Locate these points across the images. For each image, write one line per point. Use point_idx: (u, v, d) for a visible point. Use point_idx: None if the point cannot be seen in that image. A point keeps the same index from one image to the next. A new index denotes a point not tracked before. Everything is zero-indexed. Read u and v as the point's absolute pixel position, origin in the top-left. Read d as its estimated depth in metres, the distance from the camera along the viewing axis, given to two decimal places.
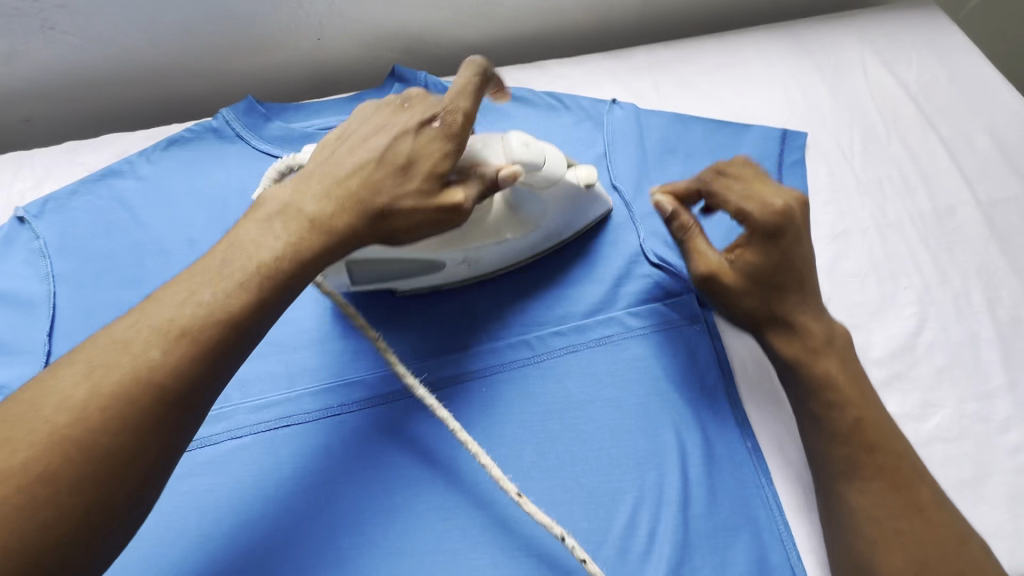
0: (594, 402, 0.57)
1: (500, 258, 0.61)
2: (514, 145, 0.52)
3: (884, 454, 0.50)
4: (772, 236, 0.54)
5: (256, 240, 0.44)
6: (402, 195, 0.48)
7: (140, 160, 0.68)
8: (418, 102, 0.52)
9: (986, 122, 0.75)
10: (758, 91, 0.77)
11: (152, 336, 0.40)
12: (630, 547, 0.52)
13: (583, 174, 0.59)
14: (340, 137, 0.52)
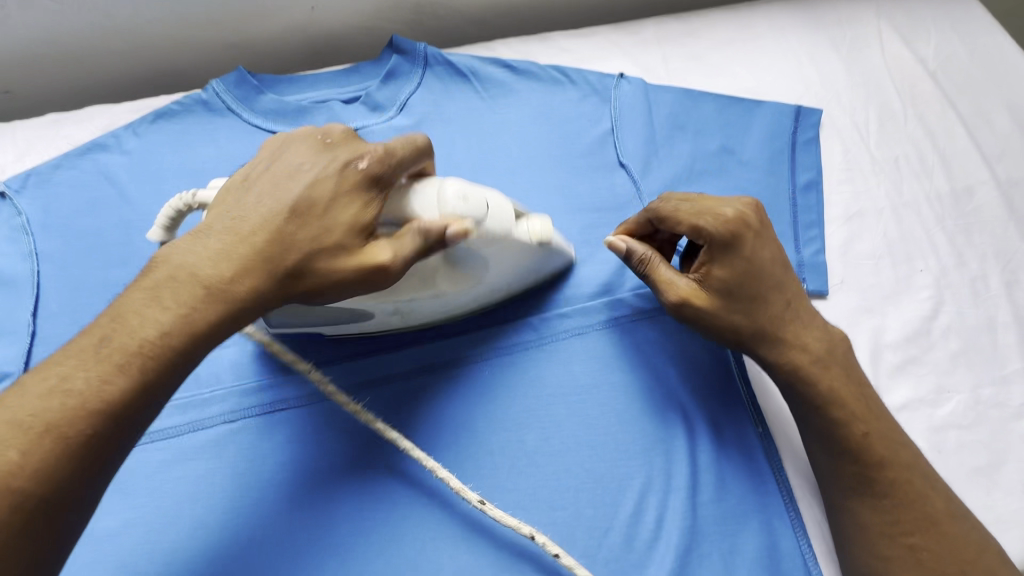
0: (599, 387, 0.56)
1: (436, 310, 0.53)
2: (448, 195, 0.44)
3: (894, 469, 0.49)
4: (732, 249, 0.50)
5: (139, 312, 0.39)
6: (314, 253, 0.42)
7: (126, 133, 0.65)
8: (344, 144, 0.45)
9: (1006, 99, 0.72)
10: (771, 66, 0.74)
11: (8, 428, 0.36)
12: (637, 535, 0.51)
13: (538, 226, 0.50)
14: (245, 178, 0.45)
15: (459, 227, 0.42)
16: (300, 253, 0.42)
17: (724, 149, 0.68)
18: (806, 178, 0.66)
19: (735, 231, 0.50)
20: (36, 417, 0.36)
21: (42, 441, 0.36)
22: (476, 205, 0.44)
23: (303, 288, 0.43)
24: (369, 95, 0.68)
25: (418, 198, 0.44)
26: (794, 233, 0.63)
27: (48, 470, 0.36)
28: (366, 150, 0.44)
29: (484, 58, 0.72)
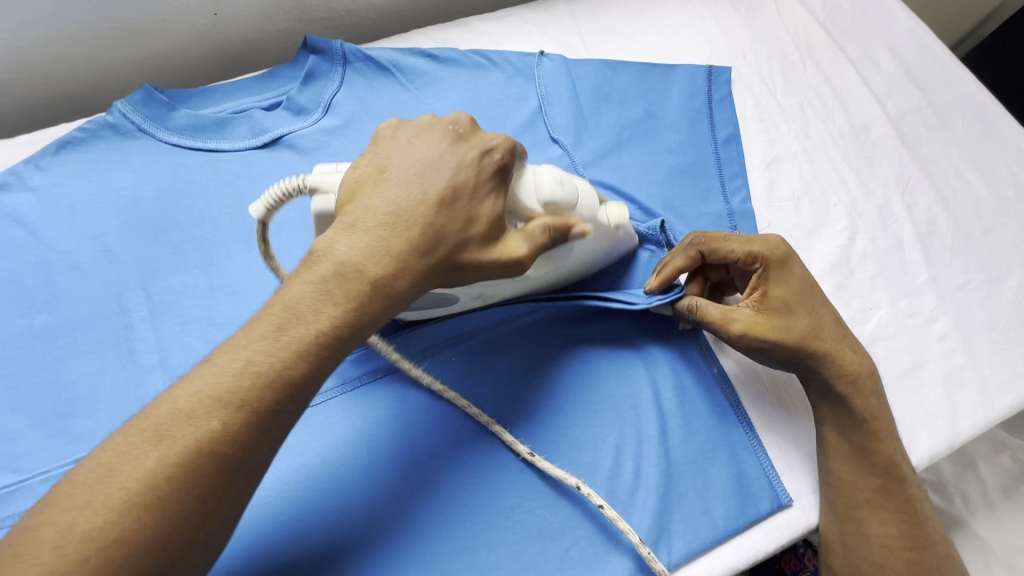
0: (569, 355, 0.58)
1: (518, 291, 0.55)
2: (545, 181, 0.47)
3: (907, 488, 0.52)
4: (784, 270, 0.54)
5: (314, 304, 0.40)
6: (464, 242, 0.44)
7: (27, 168, 0.60)
8: (475, 133, 0.47)
9: (887, 41, 0.79)
10: (680, 30, 0.77)
11: (211, 401, 0.36)
12: (618, 487, 0.53)
13: (615, 212, 0.54)
14: (381, 167, 0.45)
15: (581, 228, 0.47)
16: (452, 243, 0.43)
17: (648, 114, 0.71)
18: (725, 133, 0.71)
19: (786, 259, 0.55)
20: (233, 393, 0.37)
21: (239, 412, 0.37)
22: (570, 189, 0.48)
23: (449, 280, 0.45)
24: (291, 99, 0.66)
25: (520, 181, 0.47)
26: (720, 186, 0.68)
27: (245, 437, 0.37)
28: (497, 141, 0.46)
29: (405, 49, 0.71)
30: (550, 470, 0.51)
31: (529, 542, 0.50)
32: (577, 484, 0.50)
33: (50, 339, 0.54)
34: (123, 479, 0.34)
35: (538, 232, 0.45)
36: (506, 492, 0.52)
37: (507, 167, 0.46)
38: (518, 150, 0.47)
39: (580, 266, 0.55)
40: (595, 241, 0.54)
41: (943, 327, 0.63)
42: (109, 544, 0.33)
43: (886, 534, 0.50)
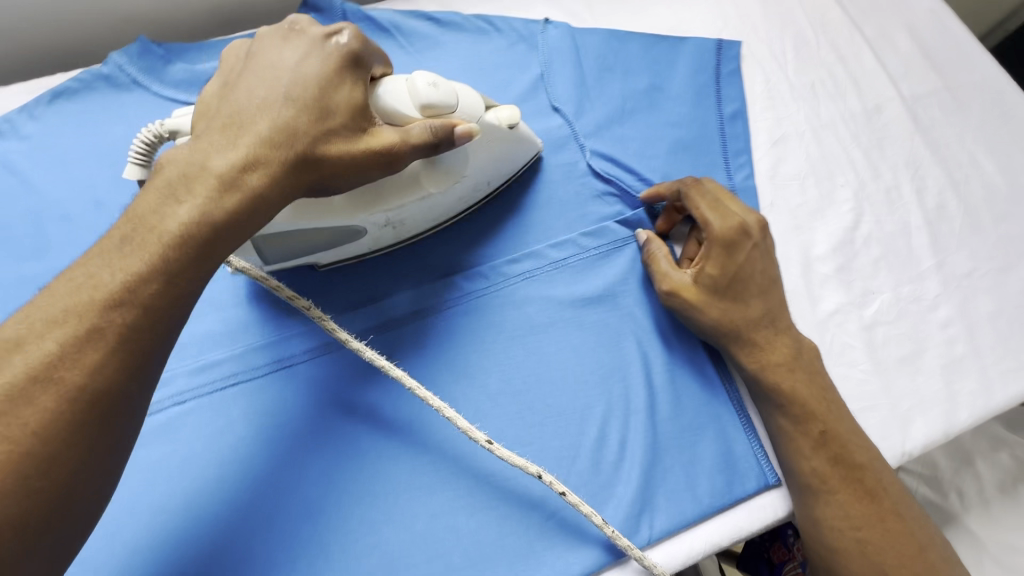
0: (556, 326, 0.57)
1: (432, 214, 0.56)
2: (419, 86, 0.45)
3: (850, 466, 0.50)
4: (728, 250, 0.54)
5: (158, 212, 0.38)
6: (323, 134, 0.41)
7: (21, 117, 0.60)
8: (313, 28, 0.45)
9: (906, 21, 0.76)
10: (692, 3, 0.75)
11: (47, 324, 0.35)
12: (602, 459, 0.53)
13: (505, 114, 0.53)
14: (226, 82, 0.43)
15: (465, 128, 0.45)
16: (308, 138, 0.41)
17: (653, 87, 0.69)
18: (732, 108, 0.69)
19: (734, 242, 0.54)
20: (67, 312, 0.35)
21: (79, 335, 0.35)
22: (445, 91, 0.45)
23: (322, 177, 0.42)
24: None
25: (388, 88, 0.45)
26: (724, 162, 0.66)
27: (94, 362, 0.35)
28: (337, 30, 0.44)
29: (407, 12, 0.70)
30: (506, 456, 0.47)
31: (484, 516, 0.50)
32: (538, 472, 0.47)
33: (36, 286, 0.54)
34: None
35: (412, 129, 0.43)
36: (465, 468, 0.52)
37: (359, 55, 0.44)
38: (359, 38, 0.45)
39: (479, 172, 0.55)
40: (485, 143, 0.53)
41: (946, 314, 0.61)
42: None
43: (834, 517, 0.49)
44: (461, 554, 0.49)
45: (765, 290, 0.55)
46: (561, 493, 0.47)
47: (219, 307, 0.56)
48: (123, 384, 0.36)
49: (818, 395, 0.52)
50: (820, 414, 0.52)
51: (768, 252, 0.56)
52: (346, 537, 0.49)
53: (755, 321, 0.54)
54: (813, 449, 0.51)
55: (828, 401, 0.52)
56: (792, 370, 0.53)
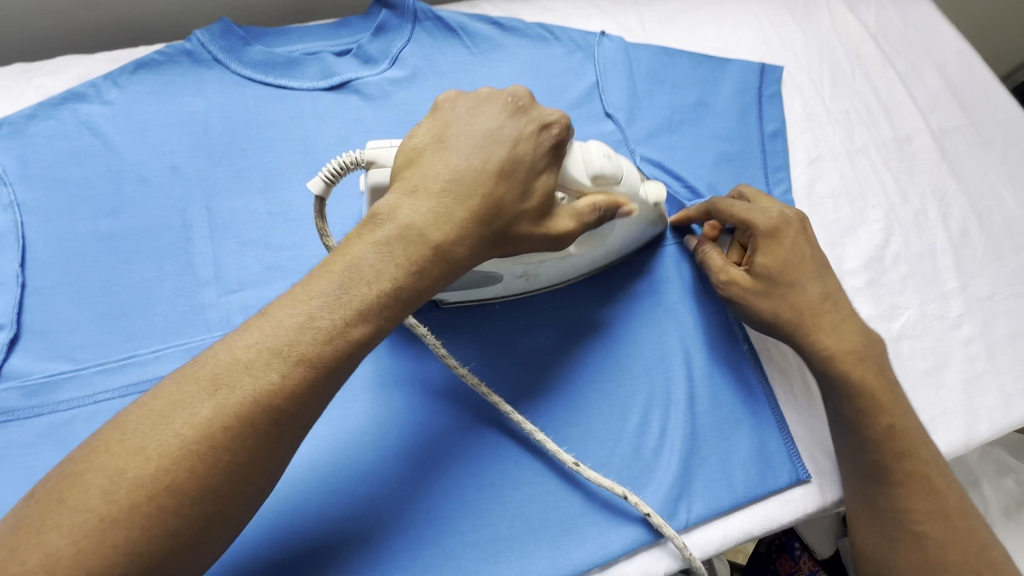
0: (606, 315, 0.60)
1: (559, 274, 0.58)
2: (594, 155, 0.49)
3: (914, 462, 0.52)
4: (773, 244, 0.57)
5: (371, 266, 0.42)
6: (519, 213, 0.46)
7: (106, 83, 0.63)
8: (533, 108, 0.48)
9: (934, 60, 0.82)
10: (737, 28, 0.80)
11: (270, 353, 0.39)
12: (643, 445, 0.55)
13: (652, 191, 0.57)
14: (439, 137, 0.47)
15: (626, 207, 0.51)
16: (507, 216, 0.46)
17: (699, 102, 0.73)
18: (772, 127, 0.73)
19: (779, 227, 0.57)
20: (289, 348, 0.39)
21: (296, 367, 0.39)
22: (617, 166, 0.50)
23: (505, 247, 0.47)
24: (361, 48, 0.68)
25: (568, 154, 0.49)
26: (763, 177, 0.70)
27: (298, 393, 0.39)
28: (555, 117, 0.48)
29: (473, 15, 0.74)
30: (592, 477, 0.51)
31: (531, 489, 0.52)
32: (624, 493, 0.50)
33: (113, 242, 0.57)
34: (170, 442, 0.36)
35: (586, 208, 0.48)
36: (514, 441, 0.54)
37: (564, 145, 0.48)
38: (568, 128, 0.48)
39: (619, 244, 0.58)
40: (635, 222, 0.57)
41: (967, 332, 0.65)
42: (161, 492, 0.35)
43: (893, 512, 0.51)
44: (507, 525, 0.51)
45: (818, 272, 0.57)
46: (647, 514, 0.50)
47: (285, 276, 0.58)
48: (314, 413, 0.41)
49: (884, 386, 0.54)
50: (888, 408, 0.53)
51: (817, 238, 0.59)
52: (397, 502, 0.50)
53: (818, 316, 0.56)
54: (880, 445, 0.52)
55: (893, 394, 0.54)
56: (861, 361, 0.54)
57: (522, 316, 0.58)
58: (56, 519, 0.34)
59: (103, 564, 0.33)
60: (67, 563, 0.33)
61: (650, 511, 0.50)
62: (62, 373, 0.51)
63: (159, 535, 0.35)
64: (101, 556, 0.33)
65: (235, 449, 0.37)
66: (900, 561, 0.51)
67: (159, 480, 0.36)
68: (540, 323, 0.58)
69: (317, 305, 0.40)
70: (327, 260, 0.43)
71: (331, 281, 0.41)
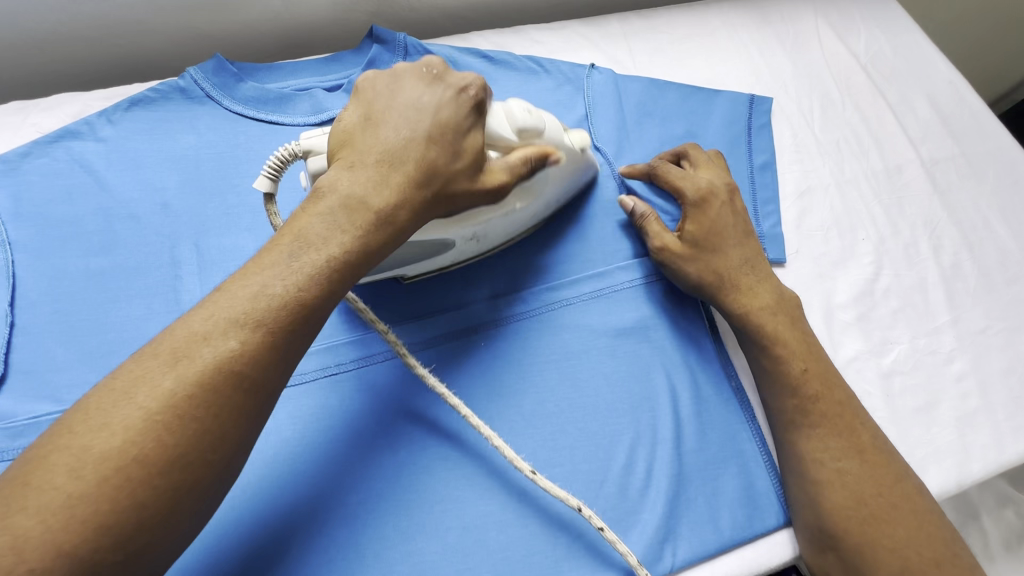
0: (589, 351, 0.59)
1: (508, 230, 0.60)
2: (515, 111, 0.53)
3: (827, 403, 0.55)
4: (699, 209, 0.62)
5: (322, 233, 0.44)
6: (455, 175, 0.49)
7: (100, 121, 0.64)
8: (448, 73, 0.52)
9: (925, 89, 0.82)
10: (727, 59, 0.80)
11: (228, 322, 0.40)
12: (629, 485, 0.55)
13: (578, 138, 0.61)
14: (368, 117, 0.49)
15: (556, 155, 0.55)
16: (442, 177, 0.48)
17: (688, 134, 0.73)
18: (762, 159, 0.73)
19: (705, 197, 0.62)
20: (248, 315, 0.41)
21: (255, 333, 0.40)
22: (539, 120, 0.54)
23: (446, 209, 0.50)
24: (352, 84, 0.69)
25: (490, 114, 0.53)
26: (753, 210, 0.69)
27: (260, 359, 0.41)
28: (469, 80, 0.51)
29: (463, 49, 0.75)
30: (547, 488, 0.49)
31: (515, 530, 0.52)
32: (579, 506, 0.49)
33: (102, 280, 0.57)
34: (138, 414, 0.37)
35: (517, 159, 0.52)
36: (499, 481, 0.54)
37: (484, 103, 0.51)
38: (483, 87, 0.51)
39: (557, 194, 0.62)
40: (568, 168, 0.60)
41: (959, 368, 0.64)
42: (129, 462, 0.36)
43: (846, 493, 0.51)
44: (489, 567, 0.51)
45: (741, 239, 0.62)
46: (600, 529, 0.49)
47: None
48: (280, 379, 0.42)
49: (797, 337, 0.58)
50: (801, 355, 0.57)
51: (741, 209, 0.64)
52: (380, 544, 0.51)
53: (736, 269, 0.60)
54: (802, 407, 0.55)
55: (805, 342, 0.58)
56: (775, 314, 0.58)
57: (503, 355, 0.58)
58: (20, 502, 0.34)
59: (73, 540, 0.33)
60: (35, 544, 0.33)
61: (604, 526, 0.49)
62: (48, 414, 0.51)
63: (129, 506, 0.35)
64: (71, 529, 0.34)
65: (201, 416, 0.38)
66: (834, 501, 0.51)
67: (127, 447, 0.36)
68: (524, 360, 0.58)
69: (271, 274, 0.42)
70: (276, 237, 0.45)
71: (282, 250, 0.43)
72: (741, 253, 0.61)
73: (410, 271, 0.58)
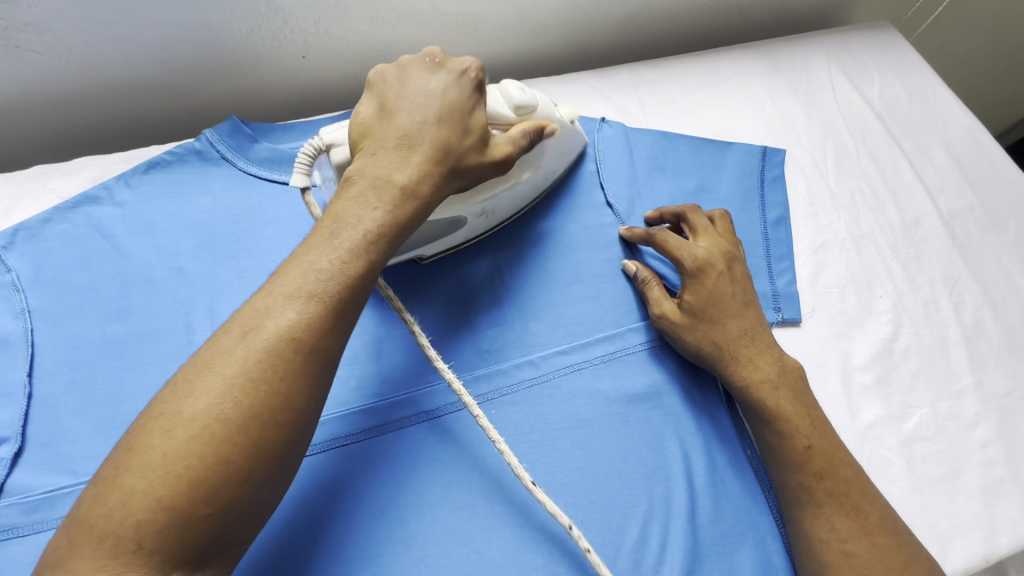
0: (600, 418, 0.59)
1: (513, 205, 0.65)
2: (509, 90, 0.57)
3: (833, 481, 0.53)
4: (696, 279, 0.61)
5: (357, 212, 0.46)
6: (466, 150, 0.51)
7: (118, 185, 0.65)
8: (450, 60, 0.53)
9: (942, 137, 0.80)
10: (739, 109, 0.80)
11: (285, 297, 0.42)
12: (643, 560, 0.54)
13: (567, 114, 0.66)
14: (381, 108, 0.51)
15: (551, 128, 0.59)
16: (456, 153, 0.50)
17: (701, 188, 0.73)
18: (775, 213, 0.72)
19: (702, 268, 0.61)
20: (304, 291, 0.42)
21: (309, 303, 0.42)
22: (531, 96, 0.58)
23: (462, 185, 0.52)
24: None
25: (488, 97, 0.56)
26: (767, 267, 0.69)
27: (322, 325, 0.42)
28: (468, 63, 0.53)
29: None
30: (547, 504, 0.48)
31: None
32: (569, 525, 0.47)
33: (117, 346, 0.58)
34: (214, 385, 0.39)
35: (518, 135, 0.55)
36: (510, 555, 0.53)
37: (483, 83, 0.54)
38: (480, 70, 0.54)
39: (553, 165, 0.67)
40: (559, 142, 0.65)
41: (984, 434, 0.62)
42: (212, 424, 0.37)
43: (853, 574, 0.49)
44: None
45: (741, 309, 0.60)
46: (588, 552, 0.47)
47: None
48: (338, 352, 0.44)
49: (802, 414, 0.56)
50: (802, 430, 0.55)
51: (742, 278, 0.62)
52: None
53: (735, 339, 0.59)
54: (806, 485, 0.53)
55: (811, 420, 0.56)
56: (775, 388, 0.57)
57: (514, 427, 0.58)
58: (127, 464, 0.37)
59: (176, 491, 0.36)
60: (143, 493, 0.35)
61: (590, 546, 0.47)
62: (63, 488, 0.51)
63: (214, 463, 0.37)
64: (168, 485, 0.36)
65: (257, 405, 0.39)
66: None
67: (210, 409, 0.38)
68: (535, 430, 0.58)
69: (318, 253, 0.44)
70: (319, 221, 0.47)
71: (324, 231, 0.45)
72: (741, 324, 0.60)
73: (425, 254, 0.62)
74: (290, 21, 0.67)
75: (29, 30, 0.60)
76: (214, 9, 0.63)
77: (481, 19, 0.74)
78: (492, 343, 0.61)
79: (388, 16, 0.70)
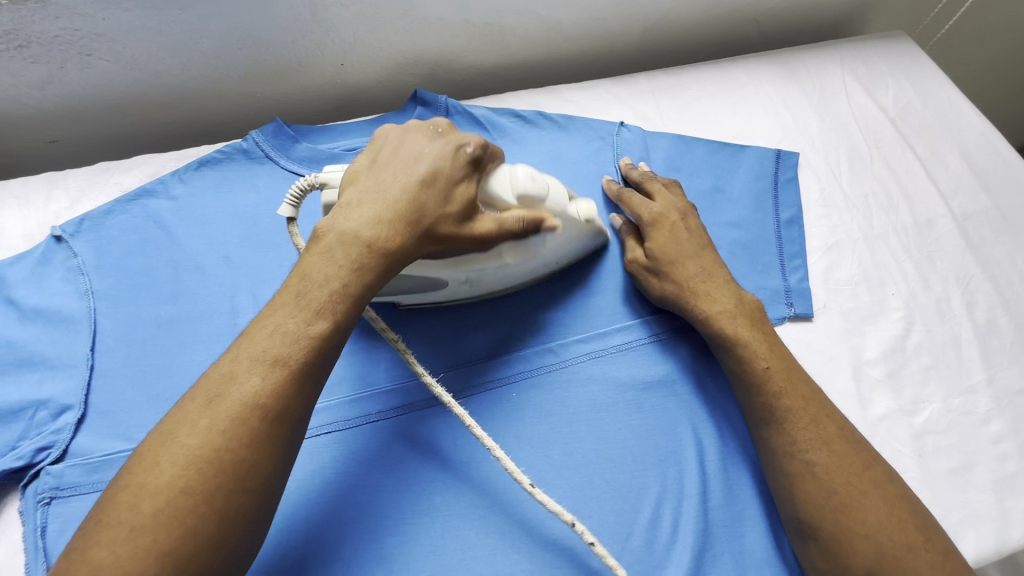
0: (616, 404, 0.61)
1: (502, 280, 0.62)
2: (520, 177, 0.55)
3: (854, 475, 0.53)
4: (654, 229, 0.66)
5: (323, 270, 0.48)
6: (440, 218, 0.51)
7: (172, 180, 0.71)
8: (451, 133, 0.55)
9: (956, 143, 0.82)
10: (753, 115, 0.83)
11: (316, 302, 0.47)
12: (655, 539, 0.56)
13: (583, 208, 0.63)
14: (372, 163, 0.53)
15: (551, 222, 0.55)
16: (430, 219, 0.51)
17: (715, 189, 0.76)
18: (789, 214, 0.74)
19: (658, 219, 0.67)
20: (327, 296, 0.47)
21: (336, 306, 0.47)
22: (542, 186, 0.56)
23: (431, 250, 0.52)
24: None
25: (494, 176, 0.55)
26: (779, 265, 0.71)
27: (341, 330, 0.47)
28: (471, 138, 0.54)
29: (499, 109, 0.79)
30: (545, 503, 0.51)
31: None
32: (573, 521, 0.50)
33: (170, 326, 0.63)
34: (218, 416, 0.43)
35: (511, 218, 0.54)
36: (528, 530, 0.56)
37: (481, 160, 0.54)
38: (485, 148, 0.54)
39: (556, 253, 0.63)
40: (567, 237, 0.62)
41: (997, 429, 0.63)
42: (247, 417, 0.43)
43: (851, 533, 0.50)
44: None
45: (697, 251, 0.65)
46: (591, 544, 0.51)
47: None
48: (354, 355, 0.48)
49: (812, 404, 0.56)
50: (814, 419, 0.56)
51: (697, 228, 0.67)
52: None
53: (718, 313, 0.61)
54: (829, 479, 0.53)
55: (820, 406, 0.57)
56: (786, 374, 0.58)
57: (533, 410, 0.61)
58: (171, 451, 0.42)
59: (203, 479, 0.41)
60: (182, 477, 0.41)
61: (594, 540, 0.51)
62: (122, 452, 0.56)
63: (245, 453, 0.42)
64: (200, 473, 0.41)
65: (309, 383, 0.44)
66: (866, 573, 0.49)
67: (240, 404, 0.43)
68: (554, 414, 0.61)
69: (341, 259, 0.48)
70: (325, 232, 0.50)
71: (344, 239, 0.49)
72: (698, 265, 0.64)
73: (402, 301, 0.63)
74: (332, 31, 0.72)
75: (99, 40, 0.66)
76: (263, 21, 0.68)
77: (507, 29, 0.78)
78: (514, 332, 0.64)
79: (422, 26, 0.75)
